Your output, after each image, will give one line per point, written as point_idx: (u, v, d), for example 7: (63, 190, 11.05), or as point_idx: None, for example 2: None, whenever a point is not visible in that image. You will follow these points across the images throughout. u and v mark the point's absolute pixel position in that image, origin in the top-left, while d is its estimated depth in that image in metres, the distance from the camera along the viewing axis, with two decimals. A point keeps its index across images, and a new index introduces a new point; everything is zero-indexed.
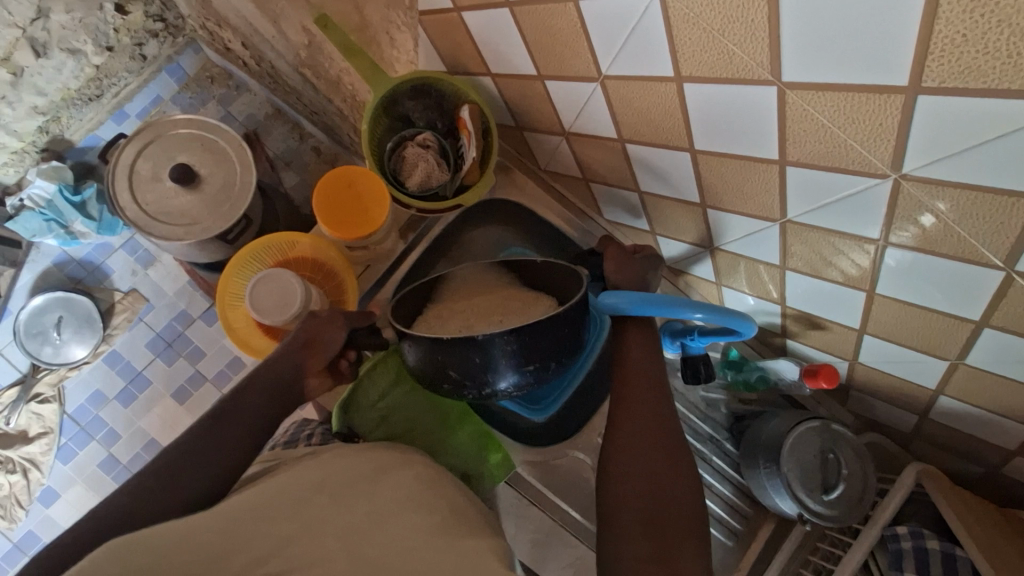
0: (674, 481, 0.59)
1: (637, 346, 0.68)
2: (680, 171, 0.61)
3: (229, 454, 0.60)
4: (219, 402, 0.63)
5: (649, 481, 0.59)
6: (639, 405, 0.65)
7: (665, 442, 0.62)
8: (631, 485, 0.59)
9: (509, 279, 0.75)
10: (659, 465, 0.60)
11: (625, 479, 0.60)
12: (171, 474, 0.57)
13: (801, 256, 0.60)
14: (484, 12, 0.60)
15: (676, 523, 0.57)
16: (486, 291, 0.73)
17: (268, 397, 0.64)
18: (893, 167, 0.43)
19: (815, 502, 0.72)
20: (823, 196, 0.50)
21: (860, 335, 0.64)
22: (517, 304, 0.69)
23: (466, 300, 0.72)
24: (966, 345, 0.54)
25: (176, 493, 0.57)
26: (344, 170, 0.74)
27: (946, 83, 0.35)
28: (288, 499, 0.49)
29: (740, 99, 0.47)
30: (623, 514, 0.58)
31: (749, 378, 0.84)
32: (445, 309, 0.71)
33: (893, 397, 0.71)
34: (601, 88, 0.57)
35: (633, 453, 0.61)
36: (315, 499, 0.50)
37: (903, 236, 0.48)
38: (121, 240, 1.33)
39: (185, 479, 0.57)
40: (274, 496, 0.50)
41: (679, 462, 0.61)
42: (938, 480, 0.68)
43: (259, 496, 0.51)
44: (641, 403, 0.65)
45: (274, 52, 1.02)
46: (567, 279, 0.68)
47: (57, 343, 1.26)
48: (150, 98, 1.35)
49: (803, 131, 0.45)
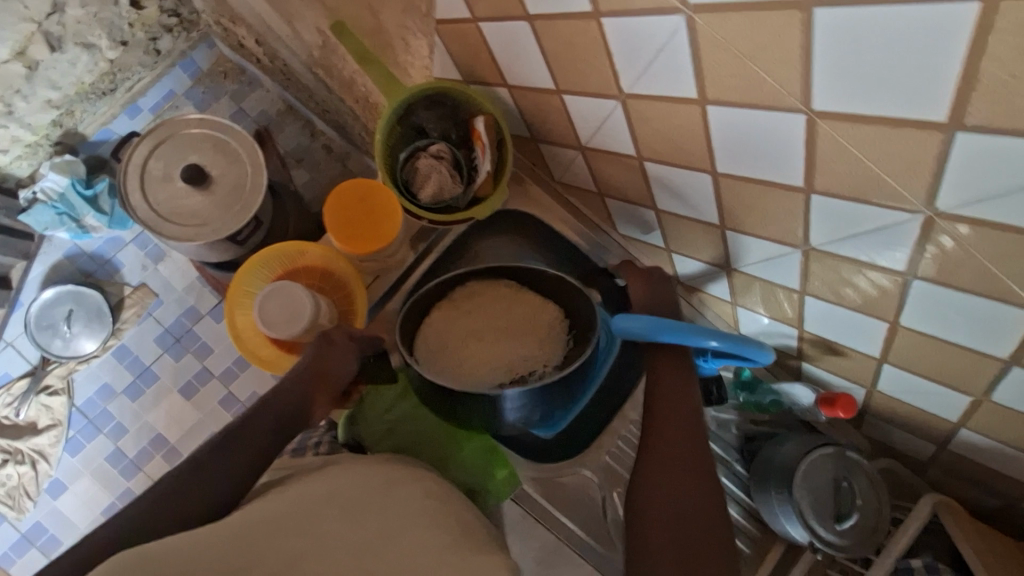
0: (701, 489, 0.58)
1: (667, 367, 0.67)
2: (698, 191, 0.59)
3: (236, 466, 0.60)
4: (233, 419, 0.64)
5: (675, 496, 0.58)
6: (668, 414, 0.65)
7: (694, 454, 0.61)
8: (653, 501, 0.58)
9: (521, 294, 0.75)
10: (684, 478, 0.59)
11: (649, 493, 0.59)
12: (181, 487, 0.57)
13: (821, 282, 0.58)
14: (503, 24, 0.59)
15: (704, 531, 0.56)
16: (490, 287, 0.75)
17: (281, 415, 0.65)
18: (928, 203, 0.41)
19: (827, 531, 0.69)
20: (849, 226, 0.48)
21: (880, 364, 0.63)
22: (523, 318, 0.73)
23: (475, 298, 0.74)
24: (992, 382, 0.52)
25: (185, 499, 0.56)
26: (356, 184, 0.74)
27: (990, 123, 0.33)
28: (299, 513, 0.49)
29: (765, 127, 0.45)
30: (648, 529, 0.57)
31: (762, 402, 0.82)
32: (458, 318, 0.73)
33: (913, 426, 0.69)
34: (622, 106, 0.56)
35: (659, 467, 0.61)
36: (326, 515, 0.49)
37: (931, 269, 0.46)
38: (132, 235, 1.34)
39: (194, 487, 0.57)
40: (287, 515, 0.49)
41: (708, 471, 0.60)
42: (957, 513, 0.66)
43: (271, 510, 0.50)
44: (668, 412, 0.65)
45: (288, 51, 1.02)
46: (561, 321, 0.73)
47: (67, 335, 1.27)
48: (163, 93, 1.35)
49: (832, 161, 0.43)
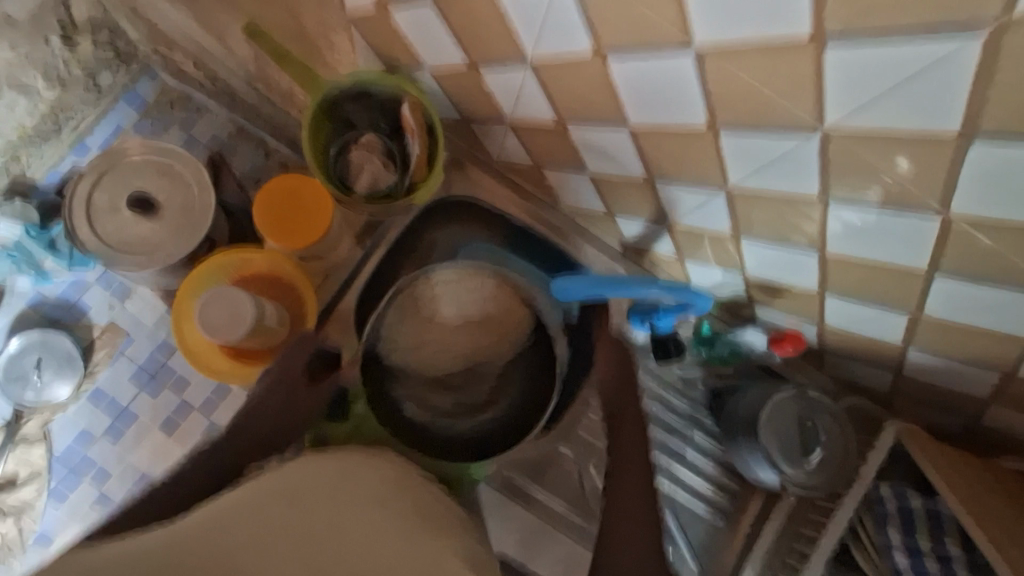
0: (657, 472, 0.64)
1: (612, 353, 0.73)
2: (621, 147, 0.60)
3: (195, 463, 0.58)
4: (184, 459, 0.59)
5: (644, 503, 0.61)
6: (628, 417, 0.68)
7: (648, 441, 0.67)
8: (623, 512, 0.60)
9: (496, 290, 0.76)
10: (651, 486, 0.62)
11: (619, 503, 0.61)
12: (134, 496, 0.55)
13: (752, 221, 0.59)
14: (412, 7, 0.61)
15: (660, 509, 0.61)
16: (459, 272, 0.75)
17: (256, 446, 0.61)
18: (819, 120, 0.43)
19: (797, 472, 0.70)
20: (762, 158, 0.49)
21: (824, 297, 0.63)
22: (501, 313, 0.75)
23: (442, 291, 0.75)
24: (923, 296, 0.53)
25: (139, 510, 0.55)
26: (284, 178, 0.74)
27: (849, 25, 0.36)
28: (247, 503, 0.47)
29: (660, 68, 0.47)
30: (620, 538, 0.58)
31: (723, 353, 0.81)
32: (427, 306, 0.75)
33: (868, 356, 0.69)
34: (533, 71, 0.57)
35: (626, 472, 0.63)
36: (277, 501, 0.48)
37: (840, 189, 0.48)
38: (95, 274, 1.28)
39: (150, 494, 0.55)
40: (235, 504, 0.48)
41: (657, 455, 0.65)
42: (920, 438, 0.66)
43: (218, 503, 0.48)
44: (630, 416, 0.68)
45: (226, 71, 1.03)
46: (528, 322, 0.76)
47: (38, 385, 1.23)
48: (111, 128, 1.26)
49: (726, 91, 0.45)
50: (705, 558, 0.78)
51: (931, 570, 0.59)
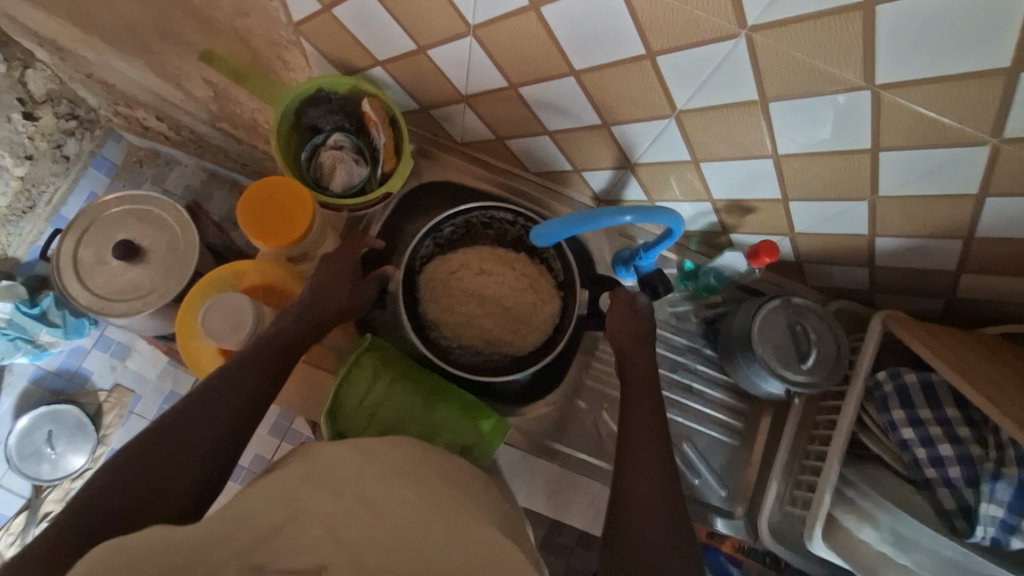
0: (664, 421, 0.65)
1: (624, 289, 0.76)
2: (572, 97, 0.64)
3: (205, 463, 0.57)
4: (221, 365, 0.62)
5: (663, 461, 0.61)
6: (636, 374, 0.70)
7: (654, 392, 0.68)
8: (643, 429, 0.63)
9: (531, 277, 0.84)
10: (661, 411, 0.66)
11: (635, 428, 0.64)
12: (149, 481, 0.53)
13: (704, 142, 0.62)
14: (352, 2, 0.64)
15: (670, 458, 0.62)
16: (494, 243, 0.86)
17: (325, 313, 0.70)
18: (741, 23, 0.47)
19: (796, 374, 0.74)
20: (700, 73, 0.53)
21: (787, 204, 0.67)
22: (529, 291, 0.82)
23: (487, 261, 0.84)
24: (874, 178, 0.57)
25: (167, 499, 0.54)
26: (256, 185, 0.75)
27: None
28: (280, 479, 0.49)
29: (589, 7, 0.51)
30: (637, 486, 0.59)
31: (706, 283, 0.83)
32: (463, 271, 0.83)
33: (841, 257, 0.73)
34: (476, 40, 0.61)
35: (637, 435, 0.63)
36: (308, 473, 0.50)
37: (775, 88, 0.51)
38: (92, 339, 1.28)
39: (177, 472, 0.55)
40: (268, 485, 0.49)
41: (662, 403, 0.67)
42: (903, 320, 0.69)
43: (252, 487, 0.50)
44: (631, 341, 0.72)
45: (189, 116, 1.06)
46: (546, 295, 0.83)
47: (53, 457, 1.21)
48: (86, 196, 1.31)
49: (655, 16, 0.49)
50: (731, 481, 0.82)
51: (935, 435, 0.63)
